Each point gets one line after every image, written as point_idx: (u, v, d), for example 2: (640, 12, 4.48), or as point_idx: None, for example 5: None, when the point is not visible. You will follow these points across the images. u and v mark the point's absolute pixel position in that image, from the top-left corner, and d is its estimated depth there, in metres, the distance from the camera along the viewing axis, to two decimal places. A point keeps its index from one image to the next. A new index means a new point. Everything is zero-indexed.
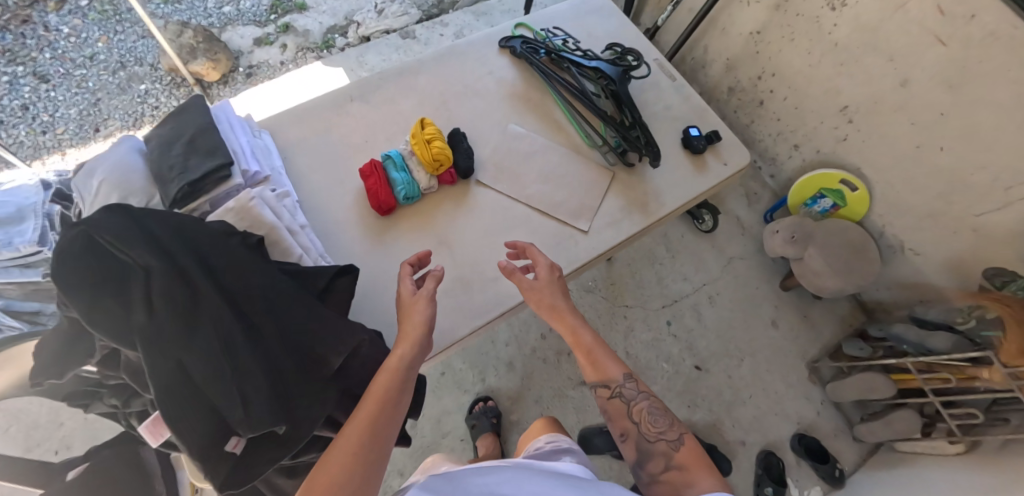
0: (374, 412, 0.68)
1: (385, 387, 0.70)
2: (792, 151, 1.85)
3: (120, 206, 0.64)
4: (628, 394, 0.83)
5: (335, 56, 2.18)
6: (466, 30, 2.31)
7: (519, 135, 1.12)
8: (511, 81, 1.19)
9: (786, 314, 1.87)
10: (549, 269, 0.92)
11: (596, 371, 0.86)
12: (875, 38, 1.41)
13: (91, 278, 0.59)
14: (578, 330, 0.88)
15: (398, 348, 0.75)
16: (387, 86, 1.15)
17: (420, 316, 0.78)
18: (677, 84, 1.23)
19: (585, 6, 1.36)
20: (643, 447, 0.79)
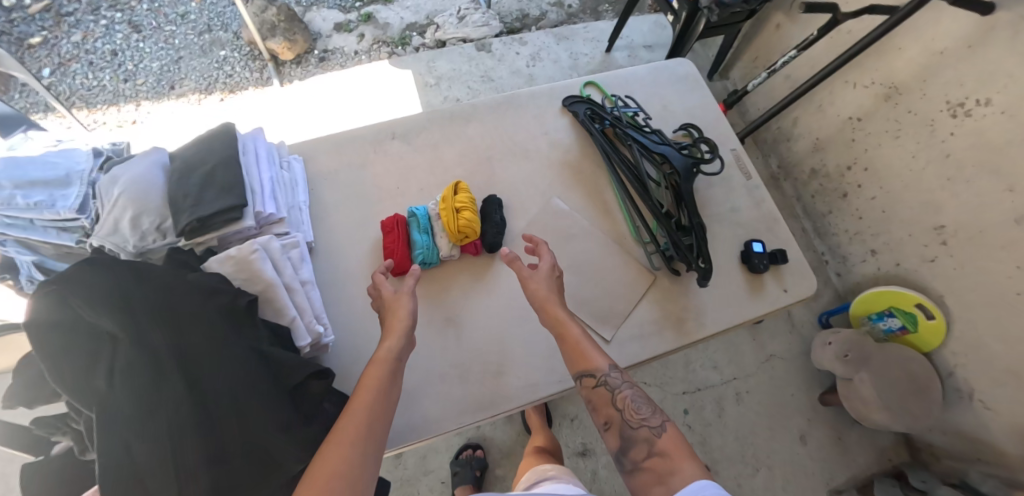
0: (377, 396, 0.67)
1: (384, 377, 0.70)
2: (868, 255, 1.65)
3: (112, 267, 0.65)
4: (613, 382, 0.76)
5: (407, 57, 2.15)
6: (544, 52, 2.23)
7: (561, 213, 1.02)
8: (567, 145, 1.10)
9: (819, 431, 1.61)
10: (550, 266, 0.87)
11: (579, 363, 0.78)
12: (999, 163, 1.23)
13: (63, 340, 0.60)
14: (566, 323, 0.81)
15: (387, 341, 0.74)
16: (434, 128, 1.09)
17: (404, 311, 0.78)
18: (751, 184, 1.10)
19: (668, 72, 1.23)
20: (627, 434, 0.72)
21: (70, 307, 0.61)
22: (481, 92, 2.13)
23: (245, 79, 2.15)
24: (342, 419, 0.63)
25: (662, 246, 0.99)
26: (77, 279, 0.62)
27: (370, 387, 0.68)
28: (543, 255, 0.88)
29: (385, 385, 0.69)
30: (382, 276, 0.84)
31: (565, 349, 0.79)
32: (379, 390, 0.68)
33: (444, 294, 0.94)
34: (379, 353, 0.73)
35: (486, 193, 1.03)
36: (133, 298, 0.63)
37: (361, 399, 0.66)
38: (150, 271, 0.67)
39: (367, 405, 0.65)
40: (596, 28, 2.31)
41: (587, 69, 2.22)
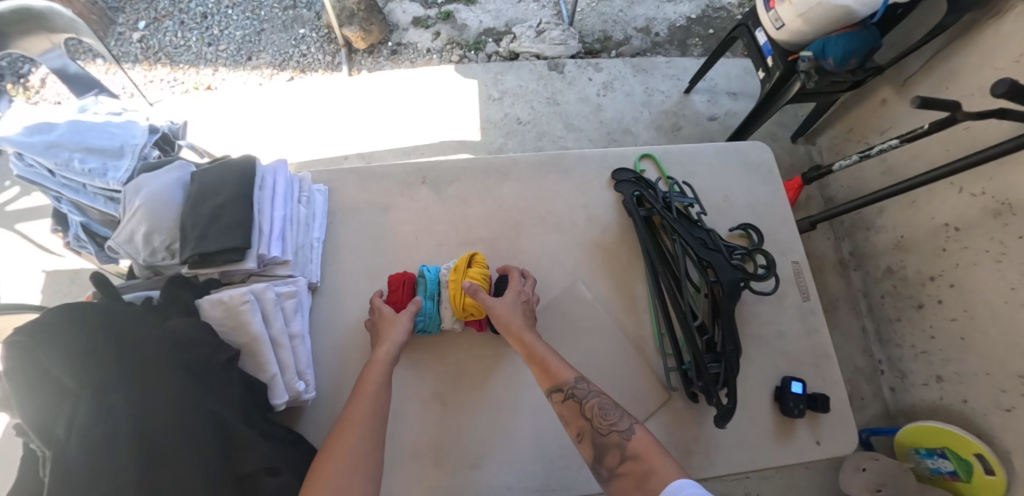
0: (377, 396, 0.76)
1: (382, 381, 0.78)
2: (932, 380, 1.44)
3: (92, 309, 0.64)
4: (580, 393, 0.76)
5: (476, 65, 2.09)
6: (618, 82, 2.10)
7: (580, 301, 0.94)
8: (607, 223, 1.01)
9: None
10: (518, 292, 0.88)
11: (546, 380, 0.79)
12: None
13: (26, 391, 0.58)
14: (531, 344, 0.82)
15: (385, 347, 0.82)
16: (469, 179, 1.02)
17: (398, 326, 0.84)
18: (808, 306, 0.99)
19: (739, 156, 1.10)
20: (598, 442, 0.72)
21: (35, 354, 0.60)
22: (543, 114, 2.02)
23: (318, 61, 2.16)
24: (349, 413, 0.73)
25: (684, 363, 0.89)
26: (44, 328, 0.60)
27: (371, 387, 0.77)
28: (514, 282, 0.89)
29: (382, 385, 0.78)
30: (381, 300, 0.88)
31: (532, 364, 0.80)
32: (379, 390, 0.77)
33: (441, 367, 0.91)
34: (378, 359, 0.81)
35: (508, 261, 0.97)
36: (100, 351, 0.62)
37: (363, 400, 0.75)
38: (120, 317, 0.66)
39: (369, 405, 0.74)
40: (680, 65, 2.16)
41: (660, 108, 2.07)
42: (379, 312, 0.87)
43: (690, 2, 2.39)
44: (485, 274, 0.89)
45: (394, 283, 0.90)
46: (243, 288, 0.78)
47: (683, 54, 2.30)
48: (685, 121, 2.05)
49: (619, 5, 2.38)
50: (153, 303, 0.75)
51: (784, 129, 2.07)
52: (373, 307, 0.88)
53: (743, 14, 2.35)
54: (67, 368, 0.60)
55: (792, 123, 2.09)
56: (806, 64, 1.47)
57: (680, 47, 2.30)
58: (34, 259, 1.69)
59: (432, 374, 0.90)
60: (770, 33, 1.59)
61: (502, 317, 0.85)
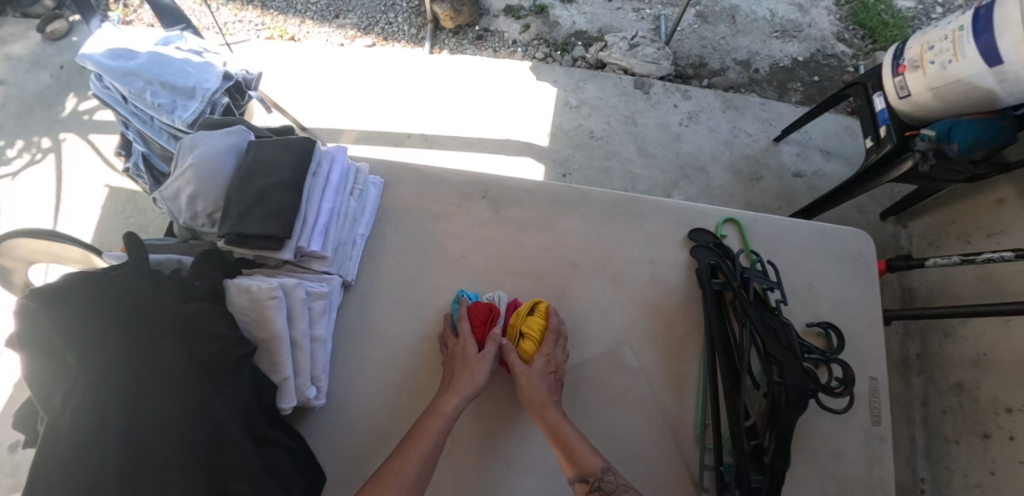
0: (425, 460, 0.70)
1: (439, 438, 0.72)
2: None
3: (96, 279, 0.63)
4: (607, 485, 0.69)
5: (560, 68, 2.00)
6: (704, 114, 1.96)
7: (624, 366, 0.86)
8: (671, 286, 0.91)
9: None
10: (546, 360, 0.80)
11: (569, 467, 0.72)
12: None
13: (32, 356, 0.60)
14: (554, 422, 0.75)
15: (453, 398, 0.75)
16: (532, 204, 0.95)
17: (473, 377, 0.77)
18: (876, 434, 0.89)
19: (834, 243, 0.97)
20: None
21: (41, 321, 0.60)
22: (618, 132, 1.91)
23: (402, 32, 2.12)
24: (389, 476, 0.67)
25: (722, 464, 0.81)
26: (47, 298, 0.60)
27: (421, 447, 0.70)
28: (546, 342, 0.82)
29: (435, 443, 0.71)
30: (468, 329, 0.81)
31: (557, 447, 0.73)
32: (433, 449, 0.71)
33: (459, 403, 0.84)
34: (442, 410, 0.74)
35: (556, 304, 0.89)
36: (103, 326, 0.62)
37: (408, 462, 0.69)
38: (126, 289, 0.64)
39: (412, 470, 0.68)
40: (775, 109, 1.99)
41: (743, 152, 1.92)
42: (462, 348, 0.80)
43: (800, 43, 2.20)
44: (538, 328, 0.82)
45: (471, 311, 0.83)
46: (274, 281, 0.74)
47: (780, 98, 2.14)
48: (767, 171, 1.89)
49: (723, 32, 2.22)
50: (186, 278, 0.72)
51: (874, 204, 1.90)
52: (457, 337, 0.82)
53: (856, 67, 2.15)
54: (66, 338, 0.60)
55: (885, 199, 1.91)
56: (924, 143, 1.30)
57: (778, 89, 2.13)
58: (96, 172, 1.73)
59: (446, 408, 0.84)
60: (891, 100, 1.40)
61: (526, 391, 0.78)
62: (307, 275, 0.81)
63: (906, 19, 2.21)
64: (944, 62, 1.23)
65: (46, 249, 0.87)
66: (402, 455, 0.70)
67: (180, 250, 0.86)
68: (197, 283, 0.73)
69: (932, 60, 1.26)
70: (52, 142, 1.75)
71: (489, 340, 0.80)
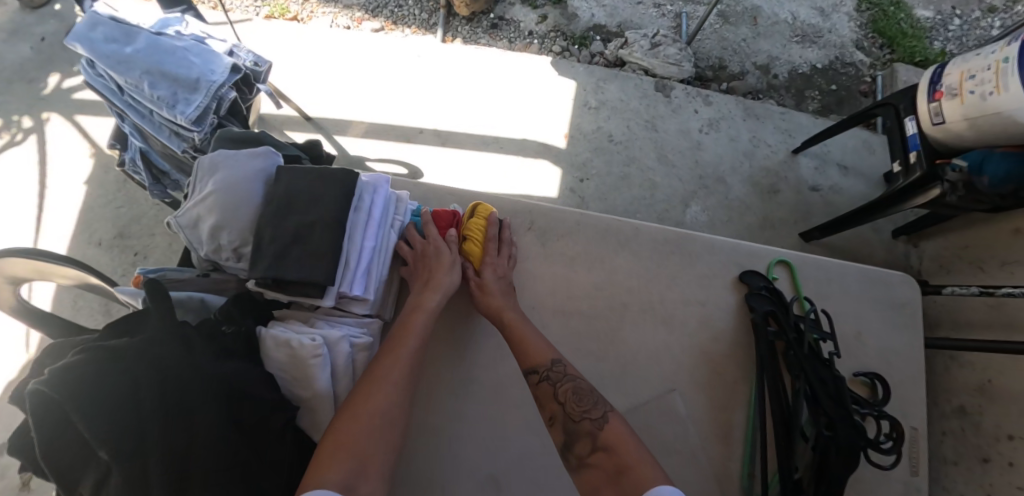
0: (415, 352, 0.72)
1: (425, 331, 0.75)
2: None
3: (118, 354, 0.54)
4: (555, 376, 0.74)
5: (580, 65, 1.92)
6: (724, 122, 1.92)
7: (672, 417, 0.83)
8: (720, 330, 0.88)
9: None
10: (495, 268, 0.83)
11: (522, 361, 0.76)
12: None
13: (54, 444, 0.52)
14: (513, 322, 0.79)
15: (431, 296, 0.77)
16: (580, 238, 0.90)
17: (448, 276, 0.79)
18: (914, 484, 0.88)
19: (883, 288, 0.95)
20: (570, 428, 0.70)
21: (59, 409, 0.51)
22: (638, 137, 1.85)
23: (413, 17, 2.01)
24: (381, 366, 0.69)
25: None
26: (63, 384, 0.50)
27: (409, 341, 0.72)
28: (489, 251, 0.84)
29: (422, 336, 0.74)
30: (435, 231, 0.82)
31: (508, 340, 0.76)
32: (418, 344, 0.73)
33: (476, 385, 0.87)
34: (423, 306, 0.77)
35: (603, 346, 0.85)
36: (136, 405, 0.54)
37: (399, 355, 0.71)
38: (161, 362, 0.56)
39: (408, 358, 0.71)
40: (795, 120, 1.95)
41: (762, 163, 1.89)
42: (434, 248, 0.81)
43: (820, 49, 2.15)
44: (482, 231, 0.85)
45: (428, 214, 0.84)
46: (318, 332, 0.69)
47: (797, 105, 2.10)
48: (785, 184, 1.87)
49: (744, 34, 2.16)
50: (214, 322, 0.68)
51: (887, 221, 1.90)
52: (424, 238, 0.83)
53: (874, 77, 2.12)
54: (98, 431, 0.51)
55: (898, 218, 1.92)
56: (953, 174, 1.24)
57: (796, 97, 2.10)
58: (82, 156, 1.59)
59: (449, 360, 0.88)
60: (923, 125, 1.33)
61: (484, 293, 0.81)
62: (346, 319, 0.74)
63: (925, 29, 2.18)
64: (983, 94, 1.16)
65: (31, 265, 0.73)
66: (392, 351, 0.72)
67: (201, 285, 0.78)
68: (225, 328, 0.69)
69: (972, 89, 1.19)
70: (34, 121, 1.61)
71: (449, 240, 0.82)
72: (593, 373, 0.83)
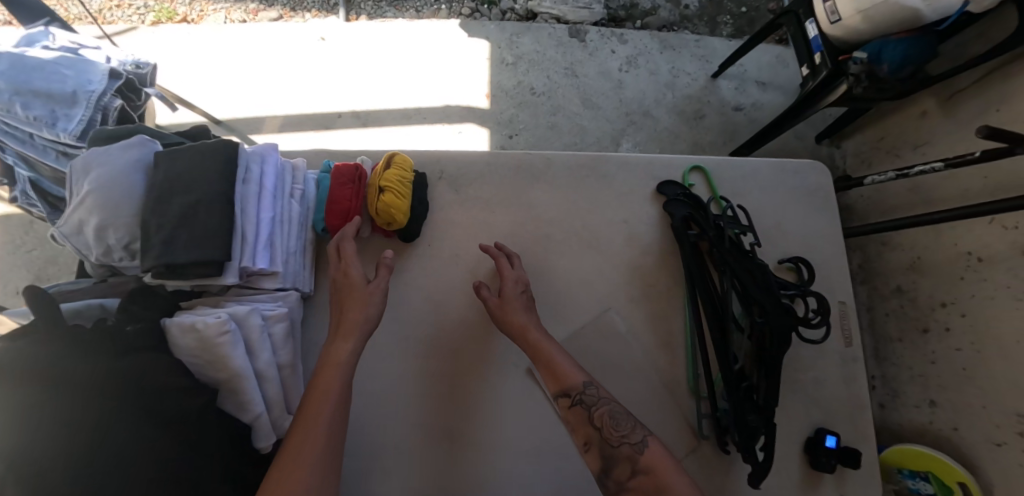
0: (333, 415, 0.61)
1: (343, 384, 0.64)
2: (925, 404, 1.40)
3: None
4: (589, 400, 0.68)
5: (490, 24, 1.88)
6: (642, 58, 1.93)
7: (613, 333, 0.84)
8: (647, 244, 0.88)
9: None
10: (515, 282, 0.78)
11: (551, 383, 0.71)
12: None
13: None
14: (535, 341, 0.73)
15: (345, 342, 0.67)
16: (494, 180, 0.88)
17: (362, 313, 0.69)
18: (848, 353, 0.93)
19: (797, 177, 0.98)
20: (607, 454, 0.65)
21: None
22: (560, 86, 1.85)
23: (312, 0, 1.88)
24: (289, 446, 0.58)
25: (719, 410, 0.82)
26: None
27: (323, 402, 0.61)
28: (503, 265, 0.79)
29: (339, 394, 0.63)
30: (353, 253, 0.73)
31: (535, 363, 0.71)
32: (337, 402, 0.62)
33: (404, 340, 0.81)
34: (334, 359, 0.65)
35: (533, 281, 0.84)
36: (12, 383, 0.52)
37: (312, 425, 0.60)
38: (38, 345, 0.55)
39: (329, 418, 0.60)
40: (710, 45, 1.98)
41: (685, 92, 1.92)
42: (349, 268, 0.72)
43: None
44: (398, 182, 0.77)
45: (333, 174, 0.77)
46: (223, 310, 0.66)
47: (712, 32, 2.06)
48: (709, 109, 1.91)
49: None
50: (115, 323, 0.64)
51: (808, 129, 1.97)
52: (341, 257, 0.74)
53: None
54: None
55: (818, 123, 1.99)
56: (857, 66, 1.26)
57: (709, 25, 2.07)
58: None
59: None
60: (822, 27, 1.35)
61: (506, 313, 0.75)
62: (258, 296, 0.72)
63: None
64: None
65: None
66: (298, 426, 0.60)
67: (103, 292, 0.75)
68: (129, 327, 0.65)
69: None
70: None
71: (381, 267, 0.73)
72: None
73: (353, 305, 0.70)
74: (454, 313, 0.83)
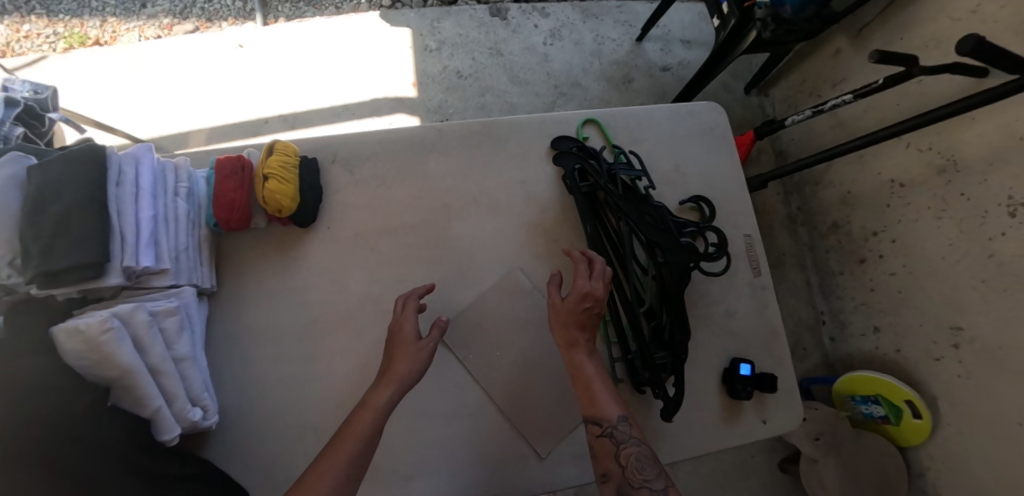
0: (352, 459, 0.63)
1: (367, 434, 0.65)
2: (869, 330, 1.55)
3: None
4: (619, 436, 0.70)
5: (410, 12, 1.86)
6: (566, 29, 1.94)
7: (521, 292, 0.85)
8: (547, 202, 0.90)
9: None
10: (581, 293, 0.76)
11: (586, 407, 0.73)
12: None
13: None
14: (578, 362, 0.75)
15: (385, 391, 0.69)
16: (388, 157, 0.89)
17: (407, 366, 0.70)
18: (757, 283, 0.95)
19: (692, 119, 1.00)
20: (624, 491, 0.67)
21: None
22: (486, 66, 1.85)
23: (226, 8, 1.82)
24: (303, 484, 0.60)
25: (631, 353, 0.84)
26: None
27: (348, 445, 0.64)
28: (579, 273, 0.78)
29: (363, 440, 0.65)
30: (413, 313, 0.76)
31: (576, 384, 0.73)
32: (359, 449, 0.64)
33: (312, 324, 0.82)
34: (371, 405, 0.68)
35: (435, 250, 0.86)
36: None
37: (331, 463, 0.62)
38: None
39: (335, 474, 0.61)
40: (632, 10, 2.00)
41: (611, 58, 1.93)
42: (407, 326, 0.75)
43: None
44: (283, 168, 0.78)
45: (216, 167, 0.78)
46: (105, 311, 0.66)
47: None
48: (637, 72, 1.93)
49: None
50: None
51: (736, 80, 1.99)
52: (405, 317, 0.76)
53: None
54: None
55: (745, 73, 2.02)
56: (762, 11, 1.30)
57: None
58: None
59: None
60: None
61: (558, 322, 0.76)
62: (150, 295, 0.72)
63: None
64: None
65: None
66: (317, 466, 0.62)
67: None
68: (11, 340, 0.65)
69: None
70: None
71: (434, 328, 0.74)
72: (433, 279, 0.85)
73: (403, 354, 0.72)
74: (358, 290, 0.84)
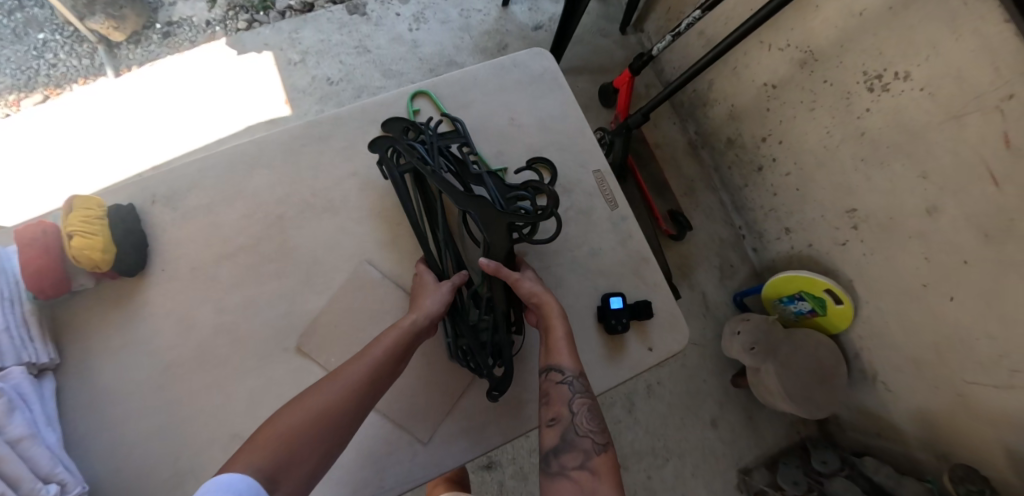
0: (373, 366, 0.69)
1: (390, 348, 0.71)
2: (783, 233, 1.53)
3: None
4: (575, 386, 0.74)
5: (265, 29, 1.81)
6: (429, 11, 1.90)
7: (374, 284, 0.84)
8: (383, 188, 0.89)
9: (730, 415, 1.54)
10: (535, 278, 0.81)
11: (549, 354, 0.76)
12: (908, 141, 1.07)
13: None
14: (551, 316, 0.78)
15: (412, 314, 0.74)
16: (212, 183, 0.87)
17: (432, 300, 0.75)
18: (617, 215, 0.97)
19: (519, 70, 1.00)
20: (568, 437, 0.71)
21: None
22: (356, 66, 1.81)
23: (73, 69, 1.74)
24: (338, 375, 0.67)
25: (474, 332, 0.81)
26: None
27: (375, 351, 0.70)
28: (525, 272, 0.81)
29: (386, 355, 0.70)
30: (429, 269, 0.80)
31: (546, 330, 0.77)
32: (382, 359, 0.70)
33: (168, 368, 0.80)
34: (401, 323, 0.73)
35: (277, 263, 0.84)
36: None
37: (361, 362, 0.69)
38: None
39: (358, 371, 0.68)
40: None
41: (481, 29, 1.91)
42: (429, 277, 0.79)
43: None
44: (91, 224, 0.75)
45: (17, 238, 0.74)
46: None
47: None
48: (510, 37, 1.91)
49: None
50: None
51: (610, 23, 1.96)
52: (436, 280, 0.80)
53: None
54: None
55: None
56: None
57: None
58: None
59: None
60: None
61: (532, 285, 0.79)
62: None
63: None
64: None
65: None
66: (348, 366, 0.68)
67: None
68: None
69: None
70: None
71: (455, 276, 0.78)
72: (283, 292, 0.84)
73: (432, 291, 0.76)
74: (208, 323, 0.82)
